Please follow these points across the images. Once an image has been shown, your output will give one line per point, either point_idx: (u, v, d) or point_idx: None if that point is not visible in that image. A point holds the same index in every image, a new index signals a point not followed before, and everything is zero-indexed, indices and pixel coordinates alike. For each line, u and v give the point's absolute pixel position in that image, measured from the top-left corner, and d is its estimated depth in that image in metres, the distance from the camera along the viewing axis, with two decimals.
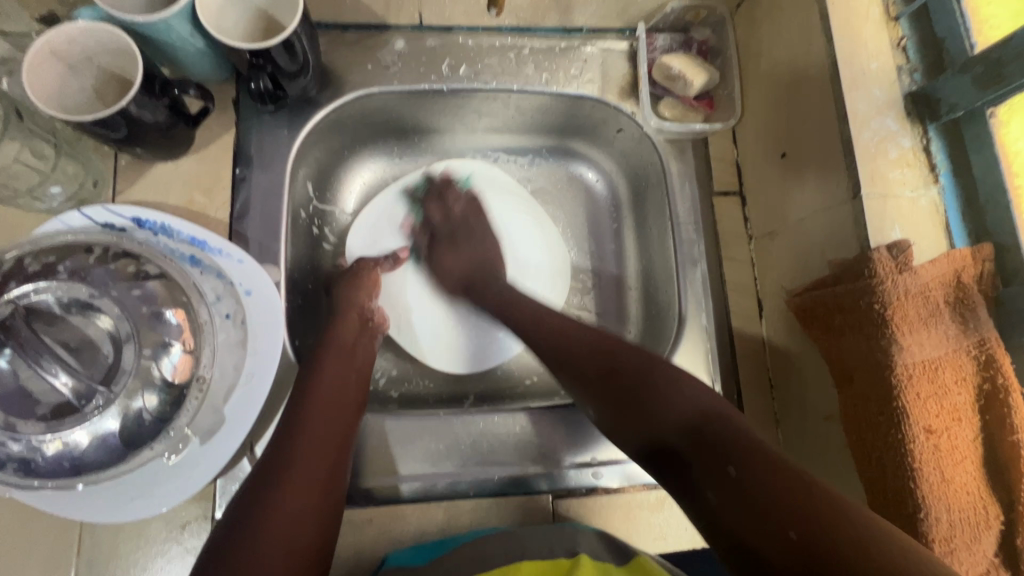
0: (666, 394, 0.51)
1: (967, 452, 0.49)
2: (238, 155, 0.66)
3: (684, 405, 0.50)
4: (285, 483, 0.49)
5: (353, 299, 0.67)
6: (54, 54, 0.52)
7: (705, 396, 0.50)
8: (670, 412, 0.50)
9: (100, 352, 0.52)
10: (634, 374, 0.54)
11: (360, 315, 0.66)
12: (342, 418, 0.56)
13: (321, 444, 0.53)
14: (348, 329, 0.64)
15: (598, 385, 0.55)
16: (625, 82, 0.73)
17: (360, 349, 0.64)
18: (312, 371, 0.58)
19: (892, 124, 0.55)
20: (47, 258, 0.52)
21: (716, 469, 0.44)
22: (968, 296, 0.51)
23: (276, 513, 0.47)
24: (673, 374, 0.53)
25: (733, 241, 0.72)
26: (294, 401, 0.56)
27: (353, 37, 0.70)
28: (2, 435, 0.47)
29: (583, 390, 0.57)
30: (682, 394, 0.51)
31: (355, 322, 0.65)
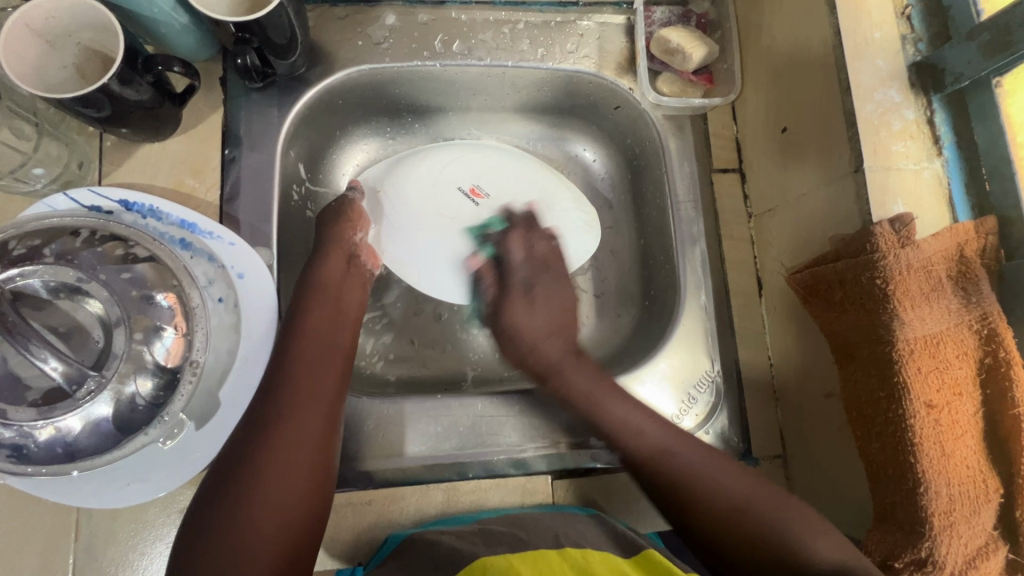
0: (810, 547, 0.50)
1: (968, 426, 0.49)
2: (226, 135, 0.64)
3: (839, 553, 0.48)
4: (272, 447, 0.49)
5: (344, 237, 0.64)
6: (31, 29, 0.51)
7: (775, 494, 0.54)
8: (815, 559, 0.48)
9: (91, 337, 0.51)
10: (773, 509, 0.53)
11: (347, 255, 0.64)
12: (331, 377, 0.54)
13: (308, 407, 0.51)
14: (331, 270, 0.62)
15: (733, 516, 0.53)
16: (623, 57, 0.72)
17: (346, 300, 0.62)
18: (296, 329, 0.57)
19: (896, 96, 0.54)
20: (33, 241, 0.51)
21: None
22: (969, 269, 0.50)
23: (269, 481, 0.47)
24: (778, 504, 0.53)
25: (732, 219, 0.71)
26: (276, 362, 0.54)
27: (343, 12, 0.68)
28: None
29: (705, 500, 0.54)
30: (829, 540, 0.50)
31: (339, 265, 0.63)
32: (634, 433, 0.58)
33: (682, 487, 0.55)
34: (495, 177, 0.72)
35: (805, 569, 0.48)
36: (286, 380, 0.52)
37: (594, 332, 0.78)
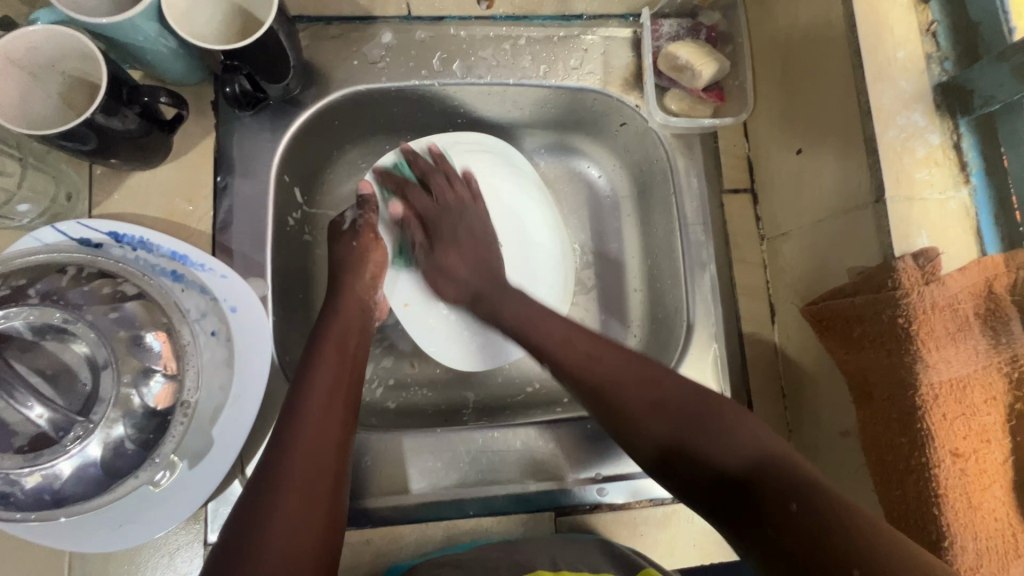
0: (723, 425, 0.49)
1: (996, 476, 0.46)
2: (219, 161, 0.62)
3: (697, 402, 0.51)
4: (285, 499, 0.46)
5: (353, 289, 0.64)
6: (13, 63, 0.49)
7: (703, 391, 0.52)
8: (725, 455, 0.47)
9: (78, 380, 0.49)
10: (643, 380, 0.53)
11: (359, 305, 0.63)
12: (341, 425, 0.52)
13: (315, 456, 0.49)
14: (346, 317, 0.61)
15: (631, 397, 0.52)
16: (629, 73, 0.69)
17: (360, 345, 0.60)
18: (308, 368, 0.55)
19: (920, 119, 0.51)
20: (18, 280, 0.49)
21: (786, 504, 0.42)
22: (1000, 307, 0.47)
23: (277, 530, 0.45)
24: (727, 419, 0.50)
25: (743, 241, 0.68)
26: (288, 407, 0.52)
27: (337, 30, 0.66)
28: None
29: (637, 407, 0.52)
30: (682, 390, 0.52)
31: (353, 315, 0.62)
32: (588, 362, 0.56)
33: (629, 379, 0.54)
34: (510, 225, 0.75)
35: (679, 429, 0.50)
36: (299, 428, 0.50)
37: None
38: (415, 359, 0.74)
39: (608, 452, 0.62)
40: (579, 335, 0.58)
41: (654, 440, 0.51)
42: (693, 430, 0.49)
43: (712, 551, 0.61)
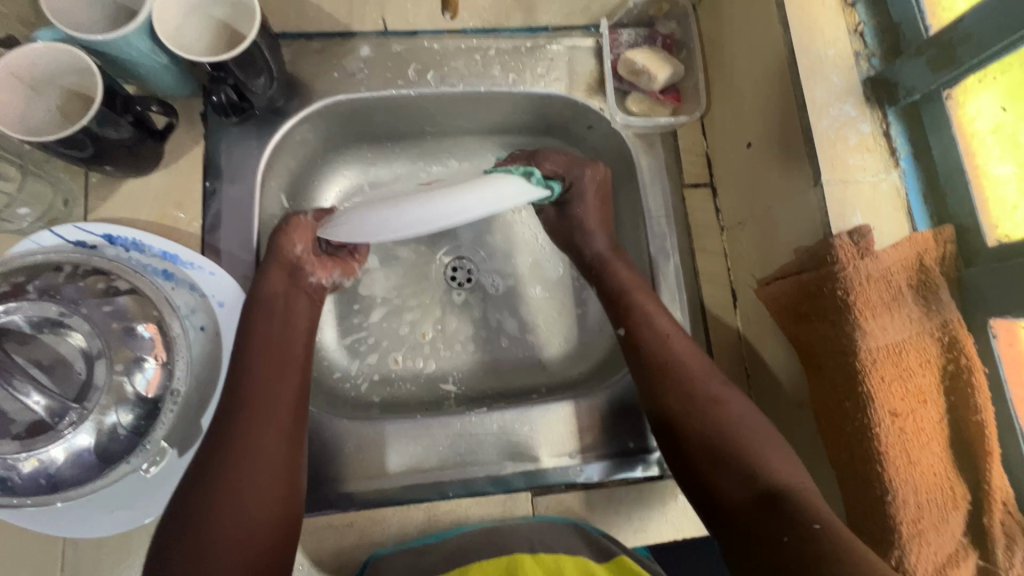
0: (760, 457, 0.51)
1: (934, 434, 0.49)
2: (208, 168, 0.66)
3: (743, 431, 0.53)
4: (231, 464, 0.49)
5: (280, 254, 0.61)
6: (15, 76, 0.53)
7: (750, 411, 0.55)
8: (767, 475, 0.50)
9: (74, 370, 0.52)
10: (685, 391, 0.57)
11: (291, 267, 0.62)
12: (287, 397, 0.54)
13: (260, 426, 0.51)
14: (272, 284, 0.60)
15: (673, 397, 0.57)
16: (592, 79, 0.74)
17: (293, 313, 0.60)
18: (247, 337, 0.57)
19: (851, 110, 0.55)
20: (17, 278, 0.53)
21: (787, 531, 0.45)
22: (930, 278, 0.51)
23: (223, 495, 0.48)
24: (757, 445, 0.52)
25: (704, 232, 0.72)
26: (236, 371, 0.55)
27: (318, 45, 0.70)
28: None
29: (665, 394, 0.57)
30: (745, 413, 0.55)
31: (284, 279, 0.61)
32: (712, 402, 0.56)
33: (676, 411, 0.56)
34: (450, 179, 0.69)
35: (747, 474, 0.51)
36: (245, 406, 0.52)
37: (574, 347, 0.79)
38: (397, 354, 0.77)
39: (581, 432, 0.65)
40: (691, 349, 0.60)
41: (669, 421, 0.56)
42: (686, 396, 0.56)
43: (684, 526, 0.64)
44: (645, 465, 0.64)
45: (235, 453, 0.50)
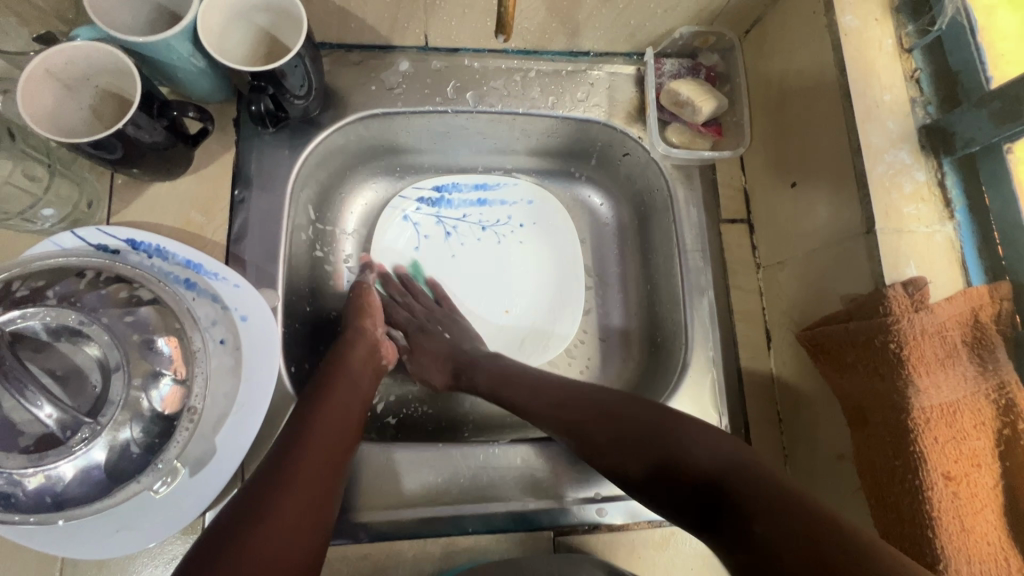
0: (677, 439, 0.49)
1: (988, 500, 0.47)
2: (237, 177, 0.64)
3: (651, 417, 0.52)
4: (280, 501, 0.46)
5: (361, 331, 0.65)
6: (51, 74, 0.51)
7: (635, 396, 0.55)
8: (700, 461, 0.47)
9: (88, 383, 0.49)
10: (599, 400, 0.56)
11: (370, 347, 0.64)
12: (338, 428, 0.54)
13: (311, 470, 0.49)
14: (354, 356, 0.62)
15: (558, 409, 0.57)
16: (632, 107, 0.73)
17: (366, 381, 0.61)
18: (319, 388, 0.57)
19: (906, 157, 0.54)
20: (38, 282, 0.51)
21: (760, 514, 0.42)
22: (986, 335, 0.49)
23: (261, 534, 0.43)
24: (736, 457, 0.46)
25: (739, 268, 0.70)
26: (297, 415, 0.54)
27: (357, 57, 0.69)
28: None
29: (538, 408, 0.58)
30: (631, 404, 0.54)
31: (364, 355, 0.63)
32: (554, 407, 0.57)
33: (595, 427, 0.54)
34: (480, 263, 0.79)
35: (679, 458, 0.48)
36: (300, 431, 0.52)
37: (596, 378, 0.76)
38: (415, 375, 0.75)
39: None
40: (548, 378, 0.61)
41: (591, 441, 0.54)
42: (580, 400, 0.56)
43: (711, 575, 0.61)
44: None
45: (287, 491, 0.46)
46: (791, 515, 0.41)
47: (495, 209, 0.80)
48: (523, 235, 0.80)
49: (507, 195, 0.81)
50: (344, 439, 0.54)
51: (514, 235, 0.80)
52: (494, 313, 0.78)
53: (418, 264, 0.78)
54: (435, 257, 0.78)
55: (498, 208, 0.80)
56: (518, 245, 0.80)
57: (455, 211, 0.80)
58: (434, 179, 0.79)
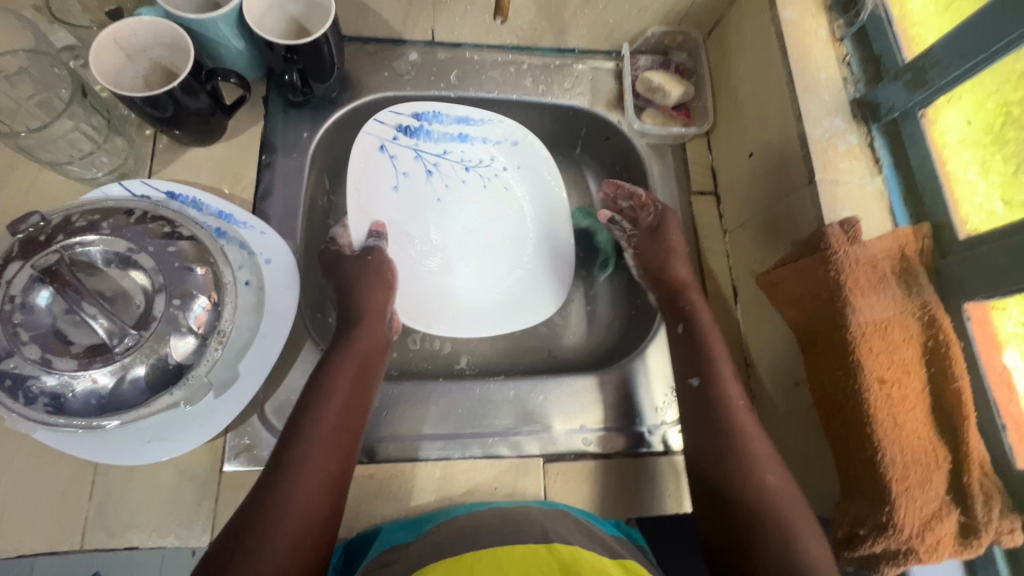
0: (748, 463, 0.57)
1: (917, 401, 0.54)
2: (264, 144, 0.73)
3: (739, 426, 0.59)
4: (285, 508, 0.49)
5: (372, 309, 0.65)
6: (117, 43, 0.60)
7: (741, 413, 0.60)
8: (743, 485, 0.56)
9: (133, 302, 0.55)
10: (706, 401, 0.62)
11: (378, 326, 0.65)
12: (339, 444, 0.54)
13: (314, 469, 0.52)
14: (365, 339, 0.63)
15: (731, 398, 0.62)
16: (612, 96, 0.83)
17: (375, 366, 0.62)
18: (322, 380, 0.58)
19: (840, 124, 0.64)
20: (94, 216, 0.57)
21: (760, 543, 0.53)
22: (910, 266, 0.58)
23: (272, 546, 0.47)
24: (738, 441, 0.58)
25: (709, 234, 0.79)
26: (298, 414, 0.56)
27: (373, 49, 0.79)
28: (38, 368, 0.51)
29: (729, 388, 0.62)
30: (731, 413, 0.60)
31: (375, 337, 0.64)
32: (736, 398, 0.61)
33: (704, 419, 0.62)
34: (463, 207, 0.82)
35: (748, 482, 0.56)
36: (301, 450, 0.53)
37: (583, 338, 0.82)
38: None
39: (590, 404, 0.69)
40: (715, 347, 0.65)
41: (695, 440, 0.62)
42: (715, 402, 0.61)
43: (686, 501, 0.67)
44: (650, 440, 0.68)
45: (291, 497, 0.50)
46: (780, 551, 0.51)
47: (478, 149, 0.83)
48: (506, 179, 0.84)
49: (490, 134, 0.83)
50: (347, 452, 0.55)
51: (498, 177, 0.84)
52: (480, 257, 0.81)
53: (398, 206, 0.79)
54: (416, 200, 0.80)
55: (481, 147, 0.84)
56: (502, 187, 0.84)
57: (435, 149, 0.82)
58: (412, 106, 0.79)
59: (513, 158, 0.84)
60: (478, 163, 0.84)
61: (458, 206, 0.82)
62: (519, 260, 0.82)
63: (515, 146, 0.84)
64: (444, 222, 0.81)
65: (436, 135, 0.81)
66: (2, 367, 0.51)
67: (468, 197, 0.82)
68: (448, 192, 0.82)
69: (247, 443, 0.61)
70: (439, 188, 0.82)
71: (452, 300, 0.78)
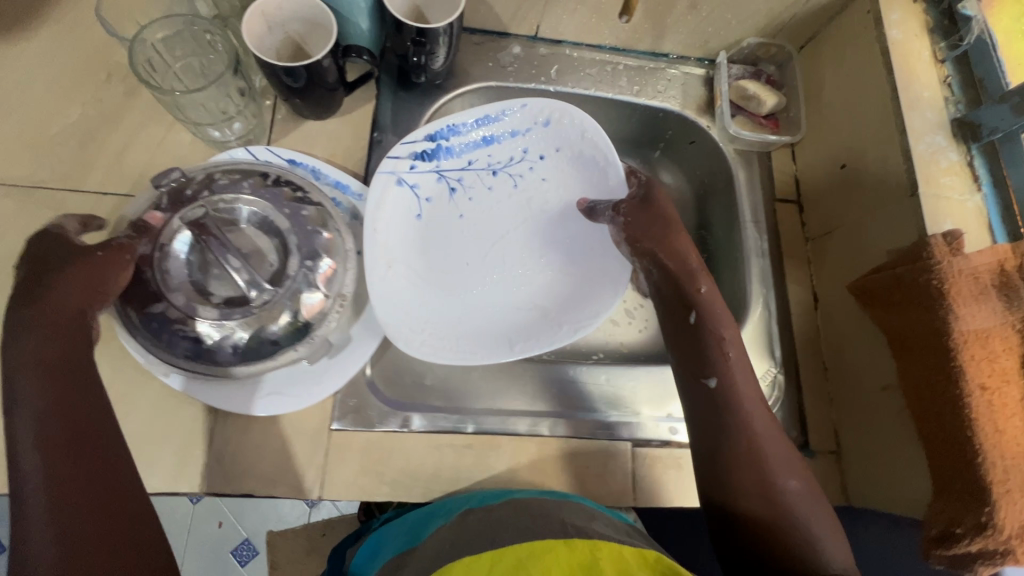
0: (753, 486, 0.58)
1: (1015, 408, 0.57)
2: (376, 123, 0.76)
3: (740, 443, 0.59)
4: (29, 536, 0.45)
5: (86, 289, 0.51)
6: (264, 16, 0.63)
7: (743, 428, 0.59)
8: (737, 511, 0.58)
9: (267, 260, 0.58)
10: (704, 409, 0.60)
11: (88, 298, 0.52)
12: (67, 448, 0.48)
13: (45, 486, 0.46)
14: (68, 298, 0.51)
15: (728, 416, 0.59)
16: (702, 101, 0.86)
17: (74, 323, 0.52)
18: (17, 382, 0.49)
19: (942, 141, 0.66)
20: (236, 174, 0.60)
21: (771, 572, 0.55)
22: (1011, 280, 0.58)
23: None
24: (757, 453, 0.58)
25: (791, 240, 0.81)
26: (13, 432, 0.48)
27: (479, 39, 0.82)
28: (183, 314, 0.54)
29: (742, 406, 0.59)
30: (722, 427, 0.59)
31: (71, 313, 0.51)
32: (739, 409, 0.59)
33: (705, 436, 0.60)
34: (493, 220, 0.76)
35: (747, 496, 0.58)
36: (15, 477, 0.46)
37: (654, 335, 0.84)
38: None
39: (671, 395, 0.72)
40: (725, 354, 0.60)
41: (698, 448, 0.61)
42: (717, 413, 0.60)
43: None
44: None
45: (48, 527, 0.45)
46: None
47: (506, 146, 0.75)
48: (543, 169, 0.76)
49: (516, 125, 0.75)
50: (110, 463, 0.49)
51: (533, 172, 0.77)
52: (514, 272, 0.75)
53: (414, 240, 0.73)
54: (433, 225, 0.74)
55: (509, 142, 0.75)
56: (539, 180, 0.77)
57: (458, 163, 0.74)
58: (424, 129, 0.70)
59: (548, 141, 0.75)
60: (506, 165, 0.76)
61: (486, 221, 0.76)
62: (562, 266, 0.75)
63: (547, 126, 0.75)
64: (471, 237, 0.75)
65: (458, 149, 0.73)
66: (152, 307, 0.54)
67: (501, 205, 0.76)
68: (473, 203, 0.76)
69: (355, 404, 0.64)
70: (460, 203, 0.75)
71: (477, 326, 0.71)
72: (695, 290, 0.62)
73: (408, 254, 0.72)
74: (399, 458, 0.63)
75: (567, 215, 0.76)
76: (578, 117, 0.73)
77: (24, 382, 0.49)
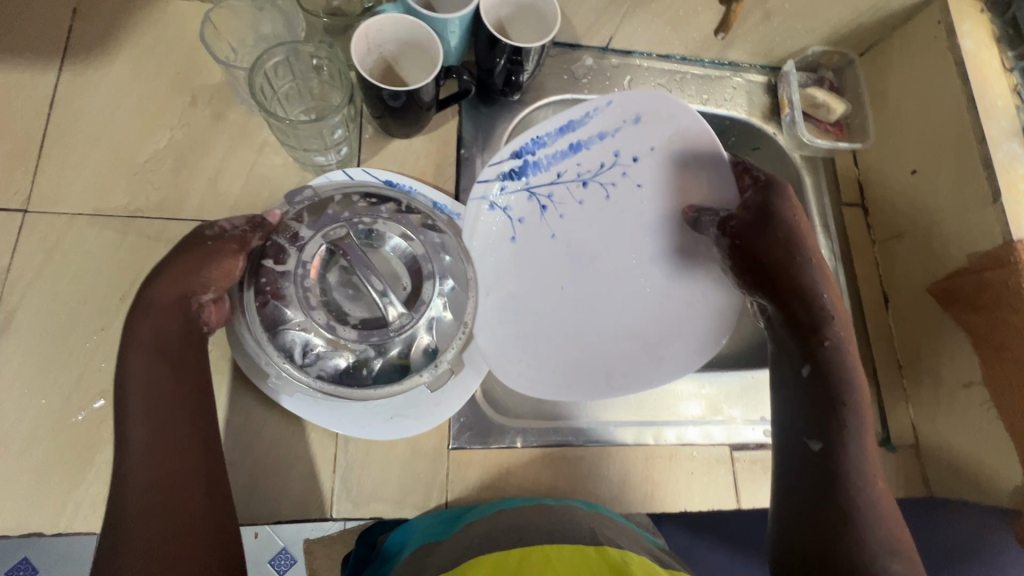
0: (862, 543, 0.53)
1: None
2: (461, 139, 0.76)
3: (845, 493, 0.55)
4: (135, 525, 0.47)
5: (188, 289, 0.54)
6: (367, 40, 0.63)
7: (848, 474, 0.55)
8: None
9: (401, 282, 0.60)
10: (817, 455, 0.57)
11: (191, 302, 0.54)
12: (167, 437, 0.50)
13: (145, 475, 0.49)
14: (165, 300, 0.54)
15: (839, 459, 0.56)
16: (766, 108, 0.88)
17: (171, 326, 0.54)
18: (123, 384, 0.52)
19: (1018, 148, 0.69)
20: (373, 199, 0.61)
21: None
22: None
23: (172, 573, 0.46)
24: (858, 517, 0.54)
25: (859, 243, 0.84)
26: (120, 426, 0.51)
27: (554, 51, 0.82)
28: (325, 330, 0.55)
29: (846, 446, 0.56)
30: (839, 472, 0.56)
31: (171, 307, 0.54)
32: (837, 450, 0.56)
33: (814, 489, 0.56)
34: (585, 236, 0.75)
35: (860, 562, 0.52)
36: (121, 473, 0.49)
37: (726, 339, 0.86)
38: None
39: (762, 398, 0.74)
40: (835, 396, 0.58)
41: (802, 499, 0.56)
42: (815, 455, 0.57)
43: None
44: None
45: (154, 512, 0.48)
46: None
47: (596, 152, 0.73)
48: (636, 173, 0.73)
49: (604, 126, 0.72)
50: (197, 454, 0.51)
51: (623, 180, 0.74)
52: (608, 294, 0.73)
53: (507, 263, 0.72)
54: (527, 247, 0.73)
55: (599, 146, 0.73)
56: (633, 185, 0.74)
57: (548, 176, 0.73)
58: (509, 147, 0.70)
59: (641, 140, 0.72)
60: (597, 172, 0.74)
61: (576, 239, 0.74)
62: (664, 291, 0.73)
63: (637, 121, 0.72)
64: (562, 258, 0.74)
65: (545, 162, 0.72)
66: (292, 324, 0.55)
67: (594, 216, 0.74)
68: (564, 221, 0.74)
69: (467, 421, 0.65)
70: (551, 220, 0.74)
71: (575, 350, 0.70)
72: (820, 343, 0.60)
73: (502, 277, 0.71)
74: (516, 474, 0.65)
75: (666, 224, 0.73)
76: (669, 106, 0.70)
77: (130, 376, 0.52)
